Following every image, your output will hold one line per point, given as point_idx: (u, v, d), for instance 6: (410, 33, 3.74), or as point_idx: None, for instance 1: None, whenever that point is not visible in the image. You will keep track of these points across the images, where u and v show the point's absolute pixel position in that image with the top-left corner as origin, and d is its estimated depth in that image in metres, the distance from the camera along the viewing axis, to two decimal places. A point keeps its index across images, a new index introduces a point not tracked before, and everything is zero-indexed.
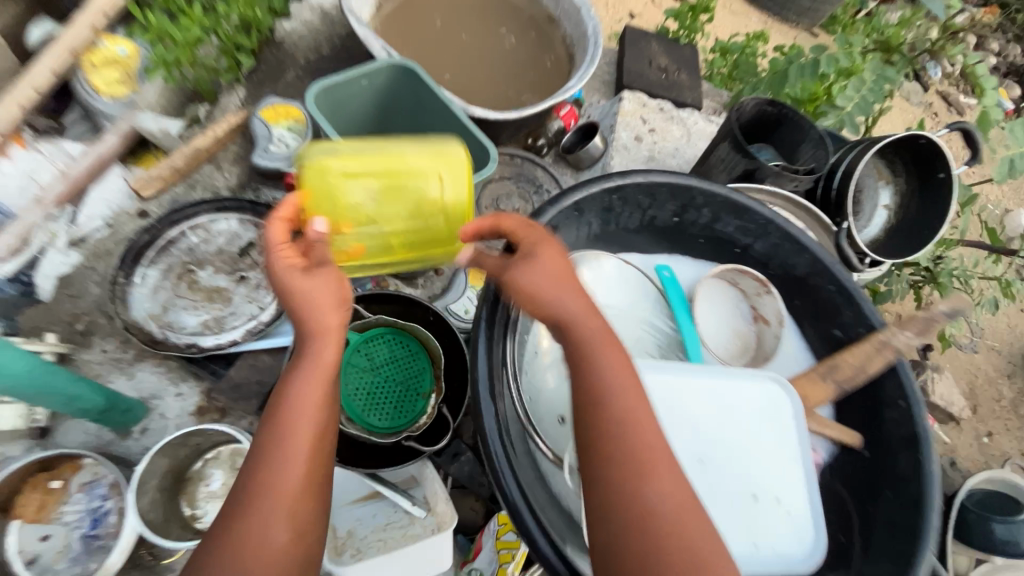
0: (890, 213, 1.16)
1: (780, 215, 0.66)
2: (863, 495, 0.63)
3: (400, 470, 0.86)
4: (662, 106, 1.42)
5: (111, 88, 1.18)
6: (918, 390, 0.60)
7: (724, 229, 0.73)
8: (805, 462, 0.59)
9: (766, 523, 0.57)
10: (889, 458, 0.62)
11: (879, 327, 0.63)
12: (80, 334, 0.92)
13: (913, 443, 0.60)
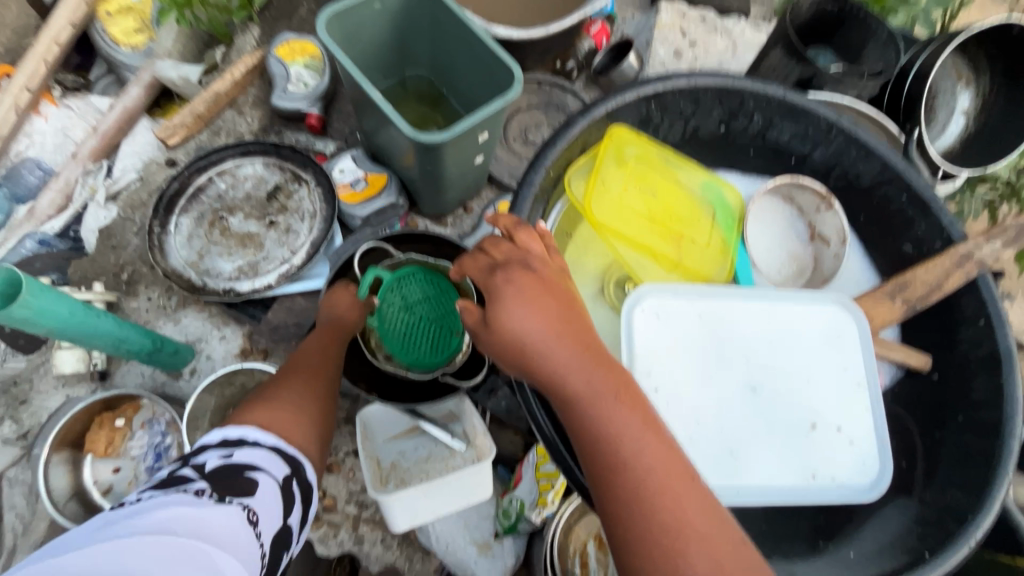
0: (969, 119, 1.02)
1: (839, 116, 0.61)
2: (928, 419, 0.65)
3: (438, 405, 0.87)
4: (705, 15, 1.28)
5: (130, 38, 1.25)
6: (999, 306, 0.60)
7: (777, 137, 0.67)
8: (873, 392, 0.62)
9: (826, 449, 0.60)
10: (961, 382, 0.63)
11: (960, 239, 0.62)
12: (125, 283, 0.96)
13: (992, 363, 0.60)
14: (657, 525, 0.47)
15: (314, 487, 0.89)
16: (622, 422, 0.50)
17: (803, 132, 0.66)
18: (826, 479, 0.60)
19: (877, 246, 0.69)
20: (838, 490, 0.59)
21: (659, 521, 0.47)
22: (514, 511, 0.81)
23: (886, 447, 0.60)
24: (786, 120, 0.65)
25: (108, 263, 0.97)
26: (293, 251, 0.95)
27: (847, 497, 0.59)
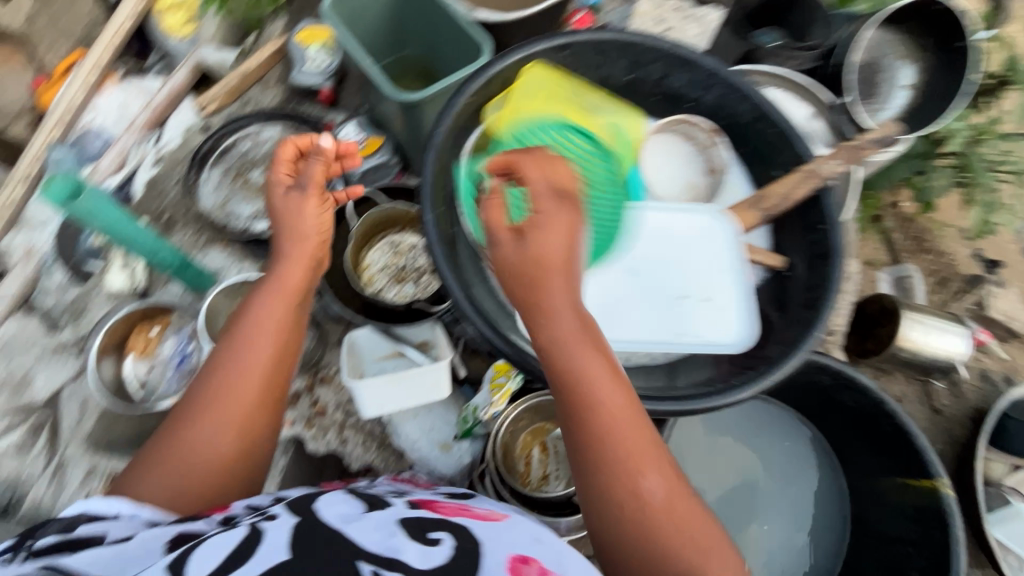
0: (915, 92, 1.10)
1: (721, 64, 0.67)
2: (777, 305, 0.69)
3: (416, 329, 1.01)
4: (680, 4, 1.41)
5: (179, 29, 1.48)
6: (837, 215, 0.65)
7: (675, 85, 0.72)
8: (739, 275, 0.68)
9: (691, 315, 0.67)
10: (799, 277, 0.68)
11: (808, 158, 0.66)
12: (164, 223, 1.15)
13: (824, 256, 0.66)
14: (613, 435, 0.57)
15: (308, 395, 1.05)
16: (593, 361, 0.57)
17: (698, 78, 0.71)
18: (691, 338, 0.67)
19: (751, 165, 0.74)
20: (703, 345, 0.66)
21: (611, 437, 0.57)
22: (470, 416, 0.93)
23: (745, 311, 0.67)
24: (682, 71, 0.71)
25: (152, 207, 1.17)
26: None
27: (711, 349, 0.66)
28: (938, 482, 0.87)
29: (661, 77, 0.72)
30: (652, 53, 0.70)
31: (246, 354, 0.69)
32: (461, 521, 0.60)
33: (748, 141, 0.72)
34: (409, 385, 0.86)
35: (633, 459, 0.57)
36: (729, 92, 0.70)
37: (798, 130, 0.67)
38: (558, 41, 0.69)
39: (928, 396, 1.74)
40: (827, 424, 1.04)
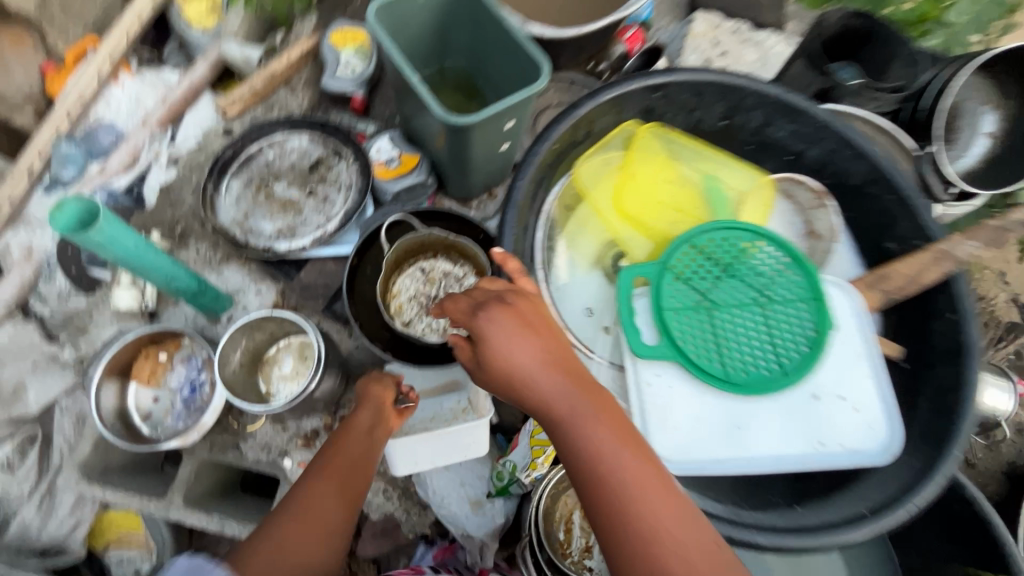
0: (993, 142, 1.03)
1: (832, 117, 0.70)
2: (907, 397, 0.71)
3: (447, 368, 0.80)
4: (738, 26, 1.33)
5: (202, 20, 1.39)
6: (971, 303, 0.65)
7: (774, 134, 0.78)
8: (873, 368, 0.70)
9: (831, 418, 0.69)
10: (925, 371, 0.70)
11: (937, 237, 0.67)
12: (178, 236, 1.06)
13: (956, 355, 0.66)
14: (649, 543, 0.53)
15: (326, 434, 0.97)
16: (607, 436, 0.56)
17: (802, 131, 0.75)
18: (833, 445, 0.69)
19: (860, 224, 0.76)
20: (848, 455, 0.68)
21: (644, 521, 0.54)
22: (507, 473, 0.85)
23: (893, 422, 0.68)
24: (786, 119, 0.75)
25: (165, 217, 1.08)
26: (328, 218, 1.04)
27: (856, 459, 0.67)
28: None
29: (763, 123, 0.76)
30: (755, 99, 0.73)
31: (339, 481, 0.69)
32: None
33: (864, 202, 0.74)
34: (447, 442, 0.79)
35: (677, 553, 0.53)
36: (839, 145, 0.73)
37: (918, 194, 0.68)
38: (655, 81, 0.74)
39: None
40: None
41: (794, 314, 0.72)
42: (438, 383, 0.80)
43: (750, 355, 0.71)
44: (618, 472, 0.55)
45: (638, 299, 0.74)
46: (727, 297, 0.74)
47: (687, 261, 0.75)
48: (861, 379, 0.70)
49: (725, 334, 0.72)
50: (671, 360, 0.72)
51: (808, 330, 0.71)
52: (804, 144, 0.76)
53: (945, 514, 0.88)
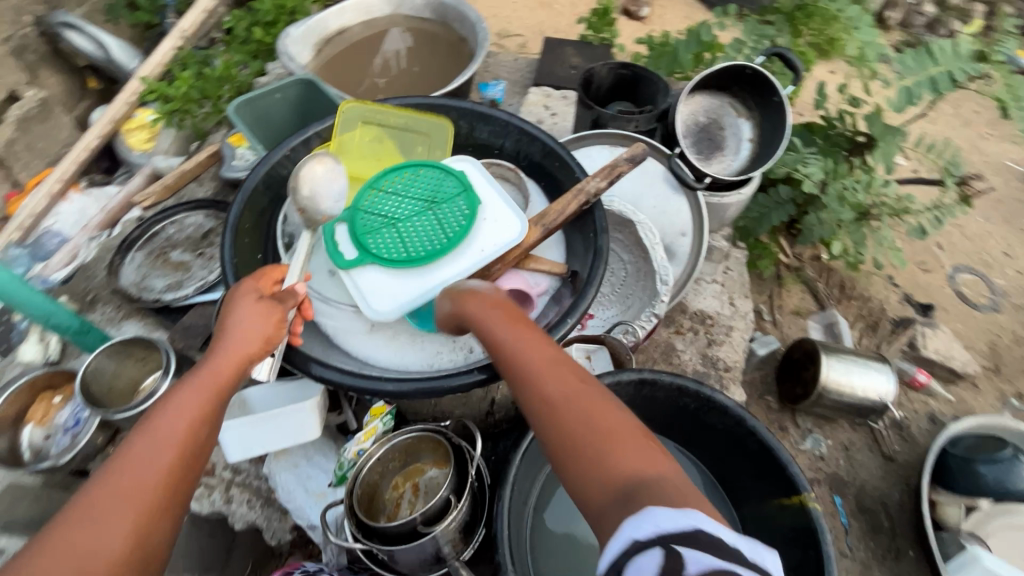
0: (754, 144, 1.25)
1: (510, 115, 0.92)
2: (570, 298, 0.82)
3: (295, 383, 0.96)
4: (565, 95, 1.65)
5: (140, 145, 1.73)
6: (602, 222, 0.84)
7: (481, 136, 0.96)
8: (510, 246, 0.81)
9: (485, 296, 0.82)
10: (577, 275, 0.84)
11: (582, 176, 0.86)
12: (88, 302, 1.26)
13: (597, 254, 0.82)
14: (619, 453, 0.52)
15: None
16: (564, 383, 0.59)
17: (496, 131, 0.95)
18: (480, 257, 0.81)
19: (551, 193, 0.91)
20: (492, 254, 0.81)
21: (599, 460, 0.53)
22: (344, 461, 0.94)
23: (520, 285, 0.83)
24: (482, 124, 0.95)
25: (79, 289, 1.28)
26: (211, 271, 1.24)
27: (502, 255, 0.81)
28: (805, 497, 0.86)
29: (470, 130, 0.96)
30: (458, 112, 0.95)
31: (164, 447, 0.58)
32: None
33: (543, 174, 0.92)
34: (279, 424, 0.91)
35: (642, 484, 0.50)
36: (521, 135, 0.93)
37: (574, 156, 0.88)
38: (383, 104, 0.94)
39: (876, 442, 1.71)
40: (707, 454, 1.03)
41: (458, 203, 0.84)
42: (303, 397, 0.93)
43: (430, 238, 0.82)
44: (587, 406, 0.56)
45: (341, 235, 0.83)
46: (410, 211, 0.84)
47: (376, 193, 0.86)
48: (508, 216, 0.83)
49: (410, 237, 0.82)
50: (371, 268, 0.81)
51: (463, 205, 0.84)
52: (502, 140, 0.96)
53: (748, 454, 0.95)
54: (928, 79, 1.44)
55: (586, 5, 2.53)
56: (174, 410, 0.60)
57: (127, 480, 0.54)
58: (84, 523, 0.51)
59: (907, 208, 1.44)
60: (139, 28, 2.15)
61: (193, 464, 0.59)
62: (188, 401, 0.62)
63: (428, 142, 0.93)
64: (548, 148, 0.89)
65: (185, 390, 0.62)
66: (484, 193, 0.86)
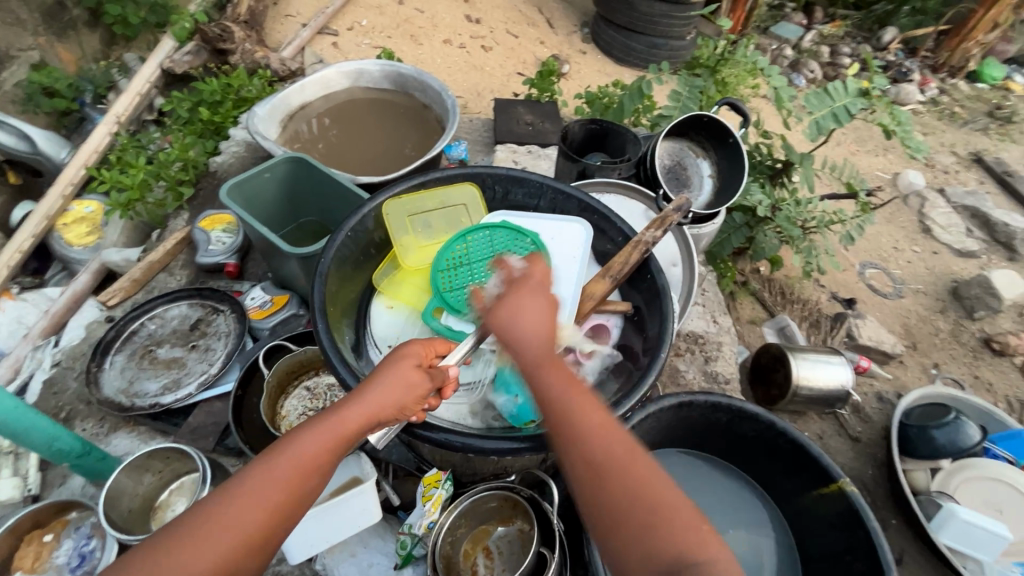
0: (715, 179, 1.42)
1: (545, 176, 0.93)
2: (639, 341, 0.84)
3: (340, 469, 0.94)
4: (530, 149, 1.78)
5: (82, 239, 1.60)
6: (658, 264, 0.85)
7: (516, 197, 0.98)
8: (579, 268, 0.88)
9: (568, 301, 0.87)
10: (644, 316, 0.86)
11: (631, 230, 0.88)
12: (63, 420, 1.13)
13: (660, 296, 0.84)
14: (671, 534, 0.56)
15: None
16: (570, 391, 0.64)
17: (531, 191, 0.97)
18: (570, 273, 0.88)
19: None
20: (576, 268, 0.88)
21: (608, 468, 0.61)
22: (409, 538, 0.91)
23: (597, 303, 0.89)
24: (515, 186, 0.97)
25: (48, 406, 1.14)
26: (211, 363, 1.16)
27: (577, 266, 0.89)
28: (842, 483, 0.96)
29: (505, 193, 0.97)
30: (493, 177, 0.95)
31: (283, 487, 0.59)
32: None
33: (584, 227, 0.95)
34: (335, 513, 0.86)
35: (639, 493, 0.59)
36: (557, 194, 0.95)
37: (615, 209, 0.91)
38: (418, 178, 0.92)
39: (842, 427, 1.91)
40: (741, 460, 1.12)
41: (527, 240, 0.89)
42: (341, 481, 0.92)
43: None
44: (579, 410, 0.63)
45: (447, 317, 0.85)
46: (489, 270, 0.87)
47: (452, 266, 0.88)
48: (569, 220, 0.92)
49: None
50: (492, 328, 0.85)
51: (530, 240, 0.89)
52: (537, 200, 0.97)
53: (784, 456, 1.04)
54: (830, 113, 1.72)
55: (515, 66, 2.75)
56: (295, 448, 0.61)
57: (232, 515, 0.56)
58: (190, 542, 0.54)
59: (835, 220, 1.68)
60: (57, 115, 2.01)
61: (289, 516, 0.60)
62: (309, 446, 0.62)
63: (467, 206, 0.95)
64: (589, 204, 0.92)
65: (317, 426, 0.63)
66: (534, 219, 0.93)
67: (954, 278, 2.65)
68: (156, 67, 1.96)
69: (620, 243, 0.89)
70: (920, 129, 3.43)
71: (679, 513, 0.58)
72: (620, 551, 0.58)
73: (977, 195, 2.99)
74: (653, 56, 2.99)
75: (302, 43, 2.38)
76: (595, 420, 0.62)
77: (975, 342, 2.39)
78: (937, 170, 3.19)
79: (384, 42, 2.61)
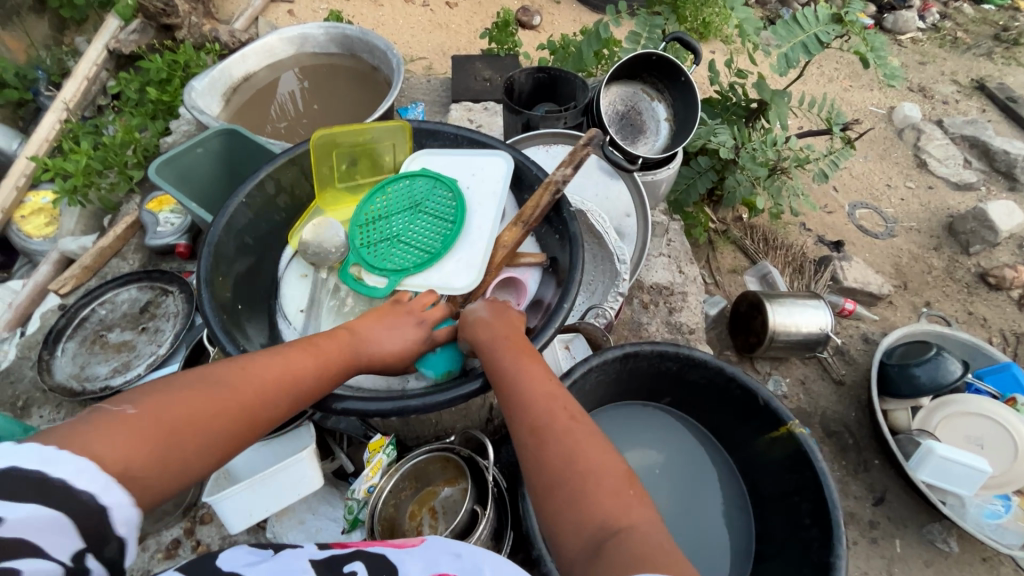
0: (671, 122, 1.36)
1: (456, 127, 0.95)
2: (554, 285, 0.87)
3: (286, 441, 0.96)
4: (486, 106, 1.71)
5: (40, 230, 1.59)
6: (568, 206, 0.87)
7: (432, 151, 0.99)
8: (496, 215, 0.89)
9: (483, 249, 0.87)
10: (559, 259, 0.88)
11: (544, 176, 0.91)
12: (21, 408, 1.14)
13: (570, 239, 0.86)
14: (594, 499, 0.54)
15: (188, 540, 0.99)
16: (531, 368, 0.67)
17: (447, 144, 0.99)
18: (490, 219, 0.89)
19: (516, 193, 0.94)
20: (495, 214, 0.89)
21: (558, 442, 0.59)
22: (353, 504, 0.90)
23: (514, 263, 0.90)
24: (432, 140, 0.98)
25: (6, 396, 1.16)
26: (160, 344, 1.16)
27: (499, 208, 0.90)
28: (790, 425, 0.94)
29: (422, 148, 0.99)
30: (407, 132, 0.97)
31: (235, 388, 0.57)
32: (380, 550, 0.55)
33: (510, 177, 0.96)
34: (273, 483, 0.86)
35: (584, 465, 0.57)
36: (473, 144, 0.97)
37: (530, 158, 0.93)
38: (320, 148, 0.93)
39: (826, 370, 1.88)
40: (695, 409, 1.10)
41: (444, 190, 0.91)
42: (290, 451, 0.96)
43: (442, 225, 0.89)
44: (532, 390, 0.64)
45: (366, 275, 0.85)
46: (406, 221, 0.89)
47: (370, 220, 0.90)
48: (489, 164, 0.94)
49: (420, 241, 0.87)
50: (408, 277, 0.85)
51: (448, 191, 0.91)
52: (453, 152, 0.98)
53: (733, 402, 1.02)
54: (800, 44, 1.62)
55: (481, 22, 2.63)
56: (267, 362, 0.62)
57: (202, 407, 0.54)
58: (141, 431, 0.49)
59: (808, 157, 1.61)
60: (11, 107, 1.98)
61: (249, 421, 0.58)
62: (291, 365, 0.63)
63: (395, 145, 0.98)
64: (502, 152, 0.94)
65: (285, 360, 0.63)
66: (456, 167, 0.95)
67: (950, 213, 2.55)
68: (102, 50, 1.91)
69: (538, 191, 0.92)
70: (918, 58, 3.25)
71: (609, 478, 0.56)
72: (557, 528, 0.56)
73: (977, 124, 2.85)
74: (629, 1, 2.84)
75: (255, 13, 2.29)
76: (533, 394, 0.63)
77: (970, 278, 2.32)
78: (935, 101, 3.03)
79: (343, 6, 2.51)
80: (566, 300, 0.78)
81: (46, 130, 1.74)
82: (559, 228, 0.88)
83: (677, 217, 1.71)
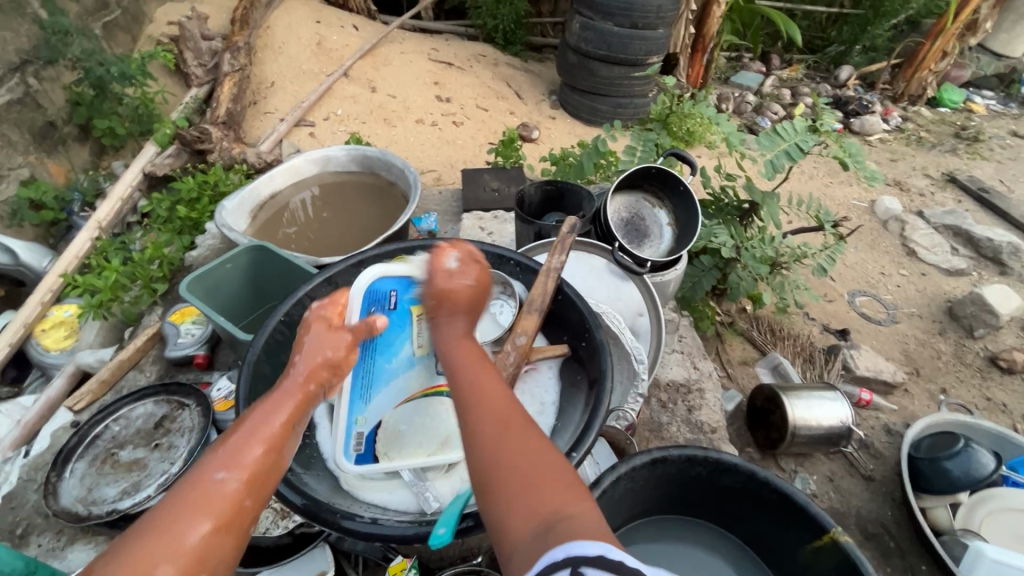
0: (673, 226, 1.45)
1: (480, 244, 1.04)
2: (587, 387, 0.90)
3: (301, 565, 0.95)
4: (496, 215, 1.82)
5: (59, 344, 1.62)
6: (593, 313, 0.92)
7: None
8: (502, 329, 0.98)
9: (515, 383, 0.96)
10: (587, 367, 0.93)
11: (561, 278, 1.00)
12: (19, 536, 1.10)
13: (599, 352, 0.90)
14: (539, 496, 0.57)
15: None
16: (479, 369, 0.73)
17: None
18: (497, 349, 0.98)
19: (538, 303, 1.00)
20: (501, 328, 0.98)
21: (494, 437, 0.64)
22: None
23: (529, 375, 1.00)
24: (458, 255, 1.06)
25: (5, 523, 1.12)
26: (172, 462, 1.13)
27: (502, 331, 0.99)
28: (834, 533, 0.89)
29: None
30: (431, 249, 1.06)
31: (241, 450, 0.64)
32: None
33: (530, 283, 1.03)
34: None
35: (512, 463, 0.61)
36: (496, 257, 1.05)
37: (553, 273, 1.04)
38: (356, 260, 1.02)
39: (853, 466, 1.81)
40: (729, 517, 1.05)
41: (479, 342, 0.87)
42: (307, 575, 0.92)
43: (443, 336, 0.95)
44: (486, 390, 0.70)
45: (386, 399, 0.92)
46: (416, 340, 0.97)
47: None
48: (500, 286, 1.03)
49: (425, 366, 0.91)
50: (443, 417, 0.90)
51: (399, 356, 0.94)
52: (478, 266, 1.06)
53: (771, 509, 0.98)
54: (784, 152, 1.77)
55: (485, 138, 2.88)
56: (261, 417, 0.68)
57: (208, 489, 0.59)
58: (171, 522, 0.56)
59: (804, 253, 1.68)
60: (45, 226, 2.09)
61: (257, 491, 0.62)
62: (268, 426, 0.68)
63: None
64: (523, 264, 1.03)
65: (261, 419, 0.68)
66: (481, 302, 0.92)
67: (948, 298, 2.60)
68: (138, 174, 2.08)
69: (561, 299, 0.99)
70: (889, 156, 3.51)
71: (554, 474, 0.59)
72: (503, 521, 0.58)
73: (957, 214, 3.01)
74: (619, 116, 3.13)
75: (279, 136, 2.52)
76: (491, 394, 0.69)
77: (980, 362, 2.32)
78: (913, 194, 3.22)
79: (360, 128, 2.75)
80: (600, 410, 0.82)
81: (77, 247, 1.84)
82: (584, 335, 0.94)
83: (685, 313, 1.76)
